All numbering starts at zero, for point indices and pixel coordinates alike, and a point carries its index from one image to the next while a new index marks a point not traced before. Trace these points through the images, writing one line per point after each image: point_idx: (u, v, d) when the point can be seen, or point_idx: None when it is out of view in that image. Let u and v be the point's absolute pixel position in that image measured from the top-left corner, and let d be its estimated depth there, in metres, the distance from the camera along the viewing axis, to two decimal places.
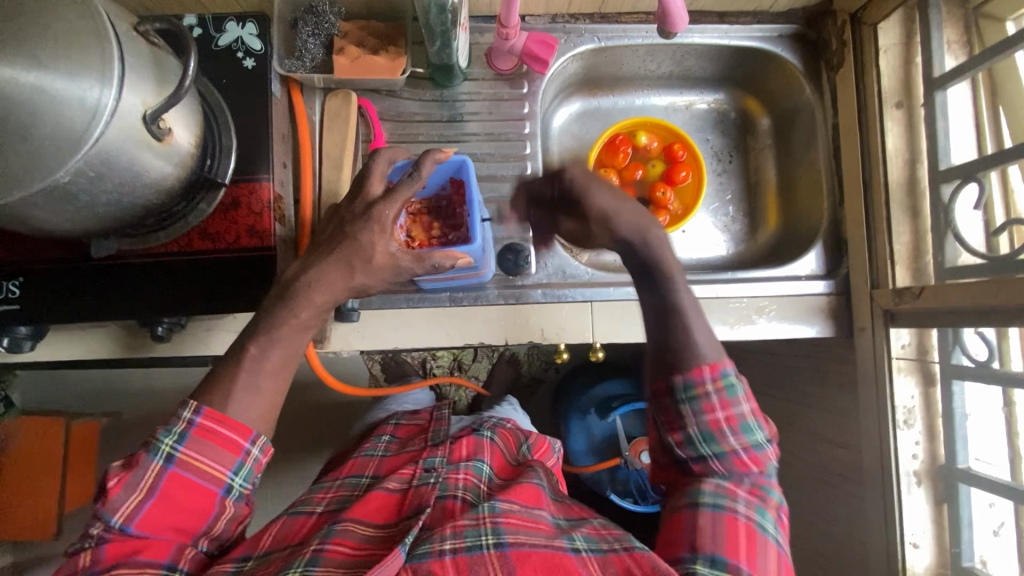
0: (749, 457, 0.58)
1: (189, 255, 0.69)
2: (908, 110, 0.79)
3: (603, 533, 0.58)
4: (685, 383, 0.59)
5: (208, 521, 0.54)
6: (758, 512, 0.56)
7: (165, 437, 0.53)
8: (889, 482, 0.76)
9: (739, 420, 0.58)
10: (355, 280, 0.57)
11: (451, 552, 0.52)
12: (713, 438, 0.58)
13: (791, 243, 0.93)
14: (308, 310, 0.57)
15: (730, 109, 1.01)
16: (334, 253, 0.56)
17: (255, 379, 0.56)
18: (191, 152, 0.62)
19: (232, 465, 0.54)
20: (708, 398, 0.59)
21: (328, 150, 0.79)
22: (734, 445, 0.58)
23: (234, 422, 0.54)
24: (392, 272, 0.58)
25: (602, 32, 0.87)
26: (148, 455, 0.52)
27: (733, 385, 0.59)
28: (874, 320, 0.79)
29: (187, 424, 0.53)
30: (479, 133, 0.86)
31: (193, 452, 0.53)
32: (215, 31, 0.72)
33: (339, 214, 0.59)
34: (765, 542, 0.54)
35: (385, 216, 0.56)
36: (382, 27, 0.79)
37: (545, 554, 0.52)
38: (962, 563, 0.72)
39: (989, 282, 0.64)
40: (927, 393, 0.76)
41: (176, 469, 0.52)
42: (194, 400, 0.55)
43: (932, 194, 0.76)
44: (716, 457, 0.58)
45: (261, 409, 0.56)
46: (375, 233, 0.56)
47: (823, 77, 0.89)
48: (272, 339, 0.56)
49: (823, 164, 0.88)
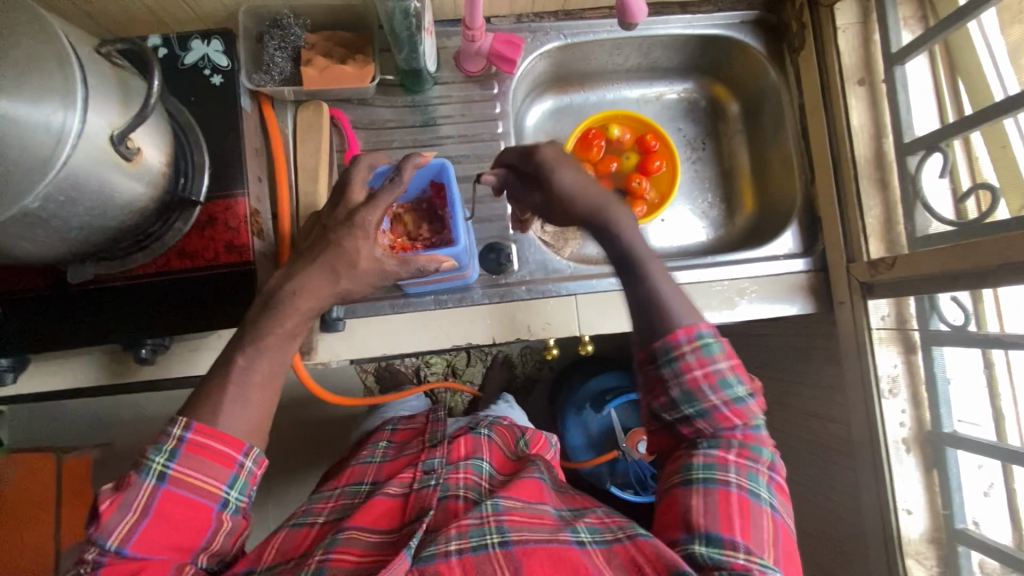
0: (732, 411, 0.57)
1: (168, 275, 0.69)
2: (870, 87, 0.81)
3: (607, 522, 0.58)
4: (664, 347, 0.58)
5: (207, 536, 0.53)
6: (749, 477, 0.55)
7: (156, 455, 0.52)
8: (879, 452, 0.78)
9: (718, 375, 0.57)
10: (339, 286, 0.57)
11: (457, 552, 0.52)
12: (694, 398, 0.57)
13: (767, 224, 0.94)
14: (293, 319, 0.57)
15: (699, 97, 1.02)
16: (316, 261, 0.57)
17: (244, 391, 0.55)
18: (163, 171, 0.62)
19: (227, 479, 0.53)
20: (685, 358, 0.57)
21: (303, 162, 0.79)
22: (715, 400, 0.57)
23: (224, 435, 0.54)
24: (375, 276, 0.58)
25: (567, 29, 0.88)
26: (139, 476, 0.52)
27: (710, 344, 0.58)
28: (853, 293, 0.81)
29: (177, 441, 0.53)
30: (453, 136, 0.86)
31: (185, 469, 0.52)
32: (181, 50, 0.72)
33: (320, 223, 0.59)
34: (758, 509, 0.54)
35: (368, 221, 0.56)
36: (348, 36, 0.79)
37: (550, 548, 0.52)
38: (955, 525, 0.74)
39: (959, 247, 0.65)
40: (910, 361, 0.78)
41: (170, 487, 0.52)
42: (182, 417, 0.54)
43: (900, 166, 0.79)
44: (699, 415, 0.57)
45: (250, 422, 0.55)
46: (359, 239, 0.56)
47: (786, 60, 0.90)
48: (259, 348, 0.56)
49: (792, 145, 0.90)
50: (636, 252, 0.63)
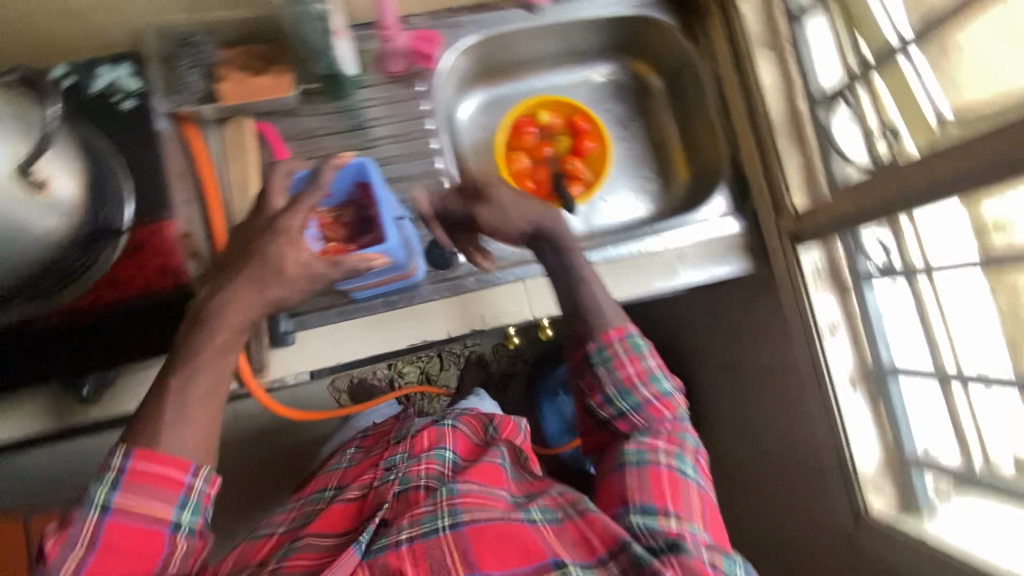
0: (661, 403, 0.64)
1: (102, 308, 0.66)
2: (776, 49, 0.84)
3: (560, 501, 0.60)
4: (599, 347, 0.65)
5: (160, 562, 0.51)
6: (678, 458, 0.59)
7: (98, 487, 0.51)
8: (828, 391, 0.81)
9: (648, 372, 0.64)
10: (265, 295, 0.56)
11: (408, 540, 0.53)
12: (628, 393, 0.63)
13: (700, 189, 0.97)
14: (225, 332, 0.56)
15: (624, 77, 1.05)
16: (242, 272, 0.56)
17: (183, 412, 0.54)
18: (81, 202, 0.63)
19: (177, 501, 0.52)
20: (618, 356, 0.64)
21: (233, 180, 0.78)
22: (646, 394, 0.63)
23: (169, 458, 0.52)
24: (304, 282, 0.57)
25: (484, 21, 0.90)
26: (82, 509, 0.50)
27: (638, 343, 0.66)
28: (784, 245, 0.84)
29: (118, 470, 0.51)
30: (385, 137, 0.87)
31: (129, 497, 0.51)
32: (88, 77, 0.71)
33: (242, 232, 0.59)
34: (687, 486, 0.58)
35: (291, 226, 0.57)
36: (262, 49, 0.79)
37: (500, 525, 0.54)
38: (907, 452, 0.77)
39: (867, 185, 0.69)
40: (846, 302, 0.81)
41: (115, 517, 0.50)
42: (122, 445, 0.53)
43: (812, 119, 0.84)
44: (632, 408, 0.63)
45: (196, 440, 0.54)
46: (284, 246, 0.56)
47: (697, 31, 0.94)
48: (194, 366, 0.55)
49: (713, 111, 0.93)
50: (581, 269, 0.71)
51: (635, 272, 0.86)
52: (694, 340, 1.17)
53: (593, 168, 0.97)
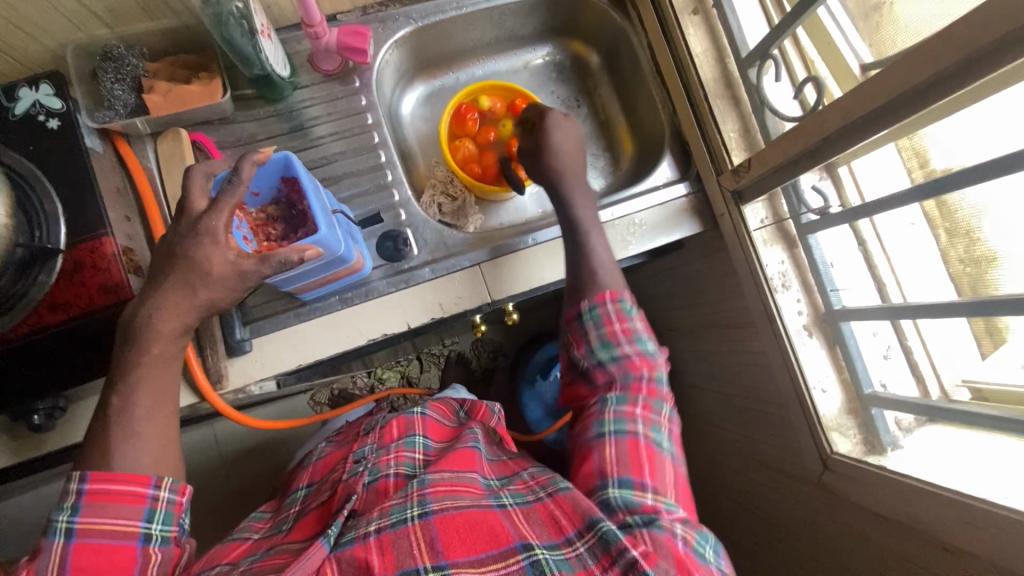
0: (640, 360, 0.69)
1: (41, 331, 0.65)
2: (703, 15, 0.87)
3: (530, 484, 0.62)
4: (591, 304, 0.71)
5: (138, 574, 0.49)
6: (654, 429, 0.64)
7: (58, 515, 0.49)
8: (784, 342, 0.83)
9: (633, 331, 0.71)
10: (197, 298, 0.56)
11: (375, 532, 0.51)
12: (612, 346, 0.69)
13: (646, 160, 0.99)
14: (160, 343, 0.56)
15: (563, 58, 1.06)
16: (165, 282, 0.55)
17: (131, 429, 0.54)
18: (5, 223, 0.60)
19: (143, 515, 0.51)
20: (607, 313, 0.71)
21: (171, 191, 0.77)
22: (627, 349, 0.69)
23: (127, 474, 0.52)
24: (235, 279, 0.56)
25: (415, 13, 0.90)
26: (47, 539, 0.48)
27: (627, 306, 0.72)
28: (728, 204, 0.85)
29: (76, 495, 0.50)
30: (325, 136, 0.86)
31: (93, 518, 0.49)
32: (8, 100, 0.69)
33: (167, 240, 0.58)
34: (660, 457, 0.62)
35: (215, 227, 0.56)
36: (191, 57, 0.78)
37: (469, 511, 0.54)
38: (866, 391, 0.80)
39: (795, 133, 0.71)
40: (794, 254, 0.84)
41: (82, 540, 0.48)
42: (76, 471, 0.51)
43: (744, 80, 0.84)
44: (613, 362, 0.68)
45: (150, 455, 0.54)
46: (208, 247, 0.55)
47: (627, 5, 0.95)
48: (133, 383, 0.55)
49: (651, 81, 0.94)
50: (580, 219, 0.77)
51: None
52: (663, 310, 1.19)
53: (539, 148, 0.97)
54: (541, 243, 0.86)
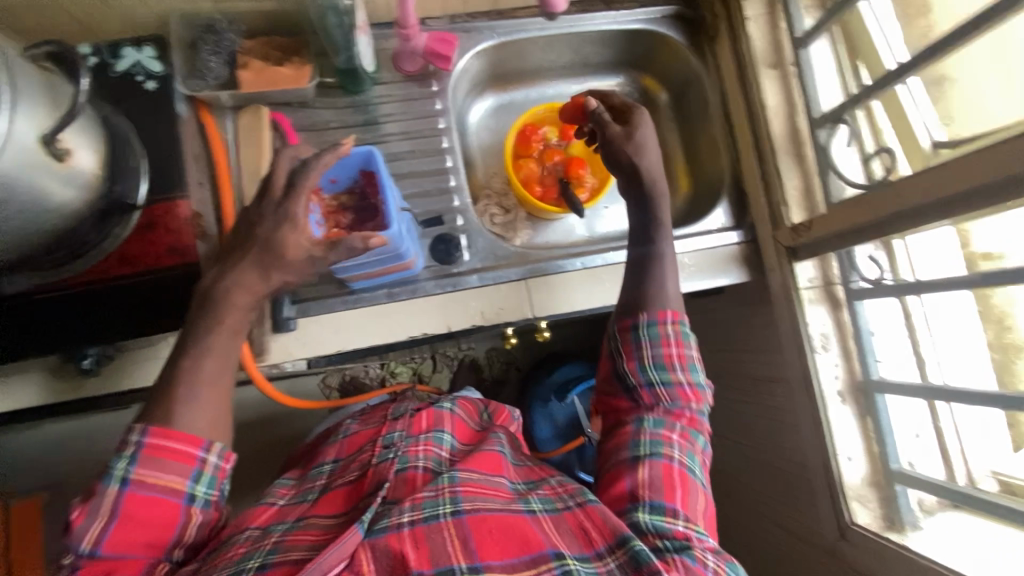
0: (691, 392, 0.66)
1: (106, 281, 0.68)
2: (781, 70, 0.87)
3: (559, 491, 0.61)
4: (650, 320, 0.68)
5: (178, 530, 0.52)
6: (688, 456, 0.62)
7: (116, 461, 0.51)
8: (817, 405, 0.82)
9: (688, 359, 0.67)
10: (271, 279, 0.60)
11: (409, 523, 0.52)
12: (666, 373, 0.66)
13: (702, 202, 1.00)
14: (234, 314, 0.59)
15: (632, 90, 1.08)
16: (246, 257, 0.59)
17: (193, 392, 0.56)
18: (97, 174, 0.62)
19: (190, 474, 0.53)
20: (666, 337, 0.67)
21: (245, 163, 0.79)
22: (681, 377, 0.66)
23: (183, 435, 0.53)
24: (307, 265, 0.60)
25: (500, 28, 0.92)
26: (101, 483, 0.50)
27: (685, 331, 0.69)
28: (781, 258, 0.86)
29: (135, 446, 0.52)
30: (396, 133, 0.89)
31: (147, 470, 0.51)
32: (112, 58, 0.73)
33: (248, 218, 0.61)
34: (694, 484, 0.61)
35: (295, 213, 0.59)
36: (284, 41, 0.81)
37: (501, 516, 0.54)
38: (892, 466, 0.79)
39: (864, 201, 0.71)
40: (838, 317, 0.83)
41: (134, 489, 0.51)
42: (137, 424, 0.54)
43: (813, 140, 0.85)
44: (664, 385, 0.66)
45: (207, 419, 0.55)
46: (288, 230, 0.59)
47: (706, 49, 0.97)
48: (203, 349, 0.57)
49: (718, 127, 0.96)
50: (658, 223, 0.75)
51: None
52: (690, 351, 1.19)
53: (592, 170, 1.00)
54: (587, 268, 0.87)
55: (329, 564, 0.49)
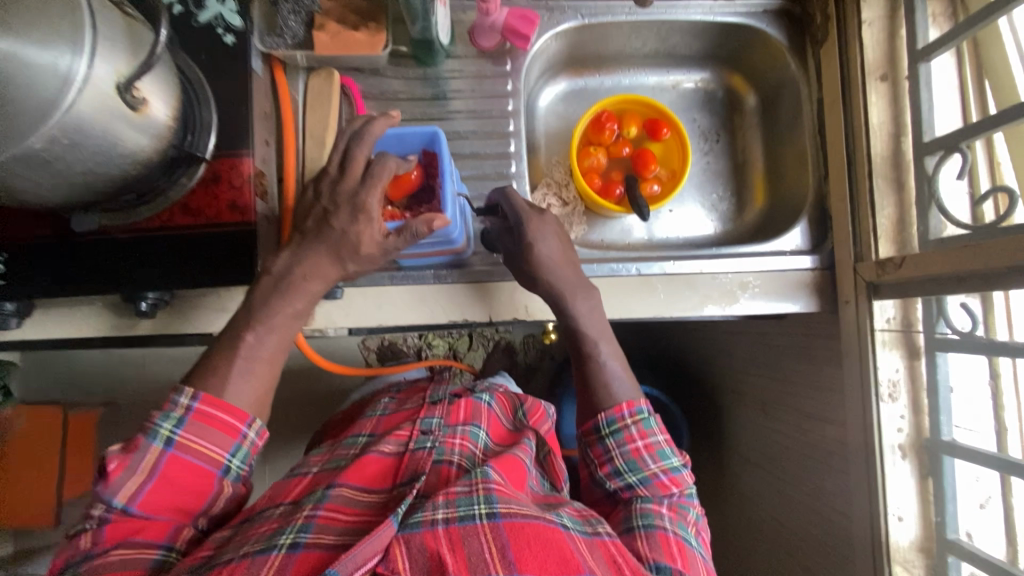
0: (669, 479, 0.67)
1: (171, 230, 0.69)
2: (892, 83, 0.78)
3: (584, 514, 0.59)
4: (608, 419, 0.69)
5: (207, 501, 0.56)
6: (681, 525, 0.63)
7: (164, 421, 0.56)
8: (873, 457, 0.76)
9: (656, 447, 0.68)
10: (345, 268, 0.63)
11: (444, 522, 0.52)
12: (636, 467, 0.67)
13: (778, 219, 0.93)
14: (302, 299, 0.62)
15: (717, 88, 1.01)
16: (321, 240, 0.62)
17: (251, 364, 0.60)
18: (169, 125, 0.63)
19: (230, 448, 0.57)
20: (627, 430, 0.68)
21: (311, 128, 0.78)
22: (654, 469, 0.67)
23: (231, 407, 0.57)
24: (378, 255, 0.63)
25: (585, 9, 0.87)
26: (146, 439, 0.55)
27: (648, 418, 0.70)
28: (858, 293, 0.79)
29: (185, 410, 0.56)
30: (463, 111, 0.86)
31: (191, 435, 0.56)
32: (194, 7, 0.72)
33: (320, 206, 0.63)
34: (693, 551, 0.60)
35: (369, 203, 0.61)
36: (363, 4, 0.79)
37: (537, 527, 0.52)
38: (947, 536, 0.72)
39: (970, 247, 0.64)
40: (912, 366, 0.76)
41: (176, 452, 0.55)
42: (189, 387, 0.58)
43: (917, 167, 0.76)
44: (641, 482, 0.66)
45: (255, 394, 0.59)
46: (363, 223, 0.61)
47: (808, 52, 0.88)
48: (261, 322, 0.60)
49: (807, 140, 0.88)
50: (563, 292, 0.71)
51: (689, 290, 0.83)
52: (735, 372, 1.13)
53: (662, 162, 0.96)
54: (642, 275, 0.83)
55: (364, 557, 0.49)
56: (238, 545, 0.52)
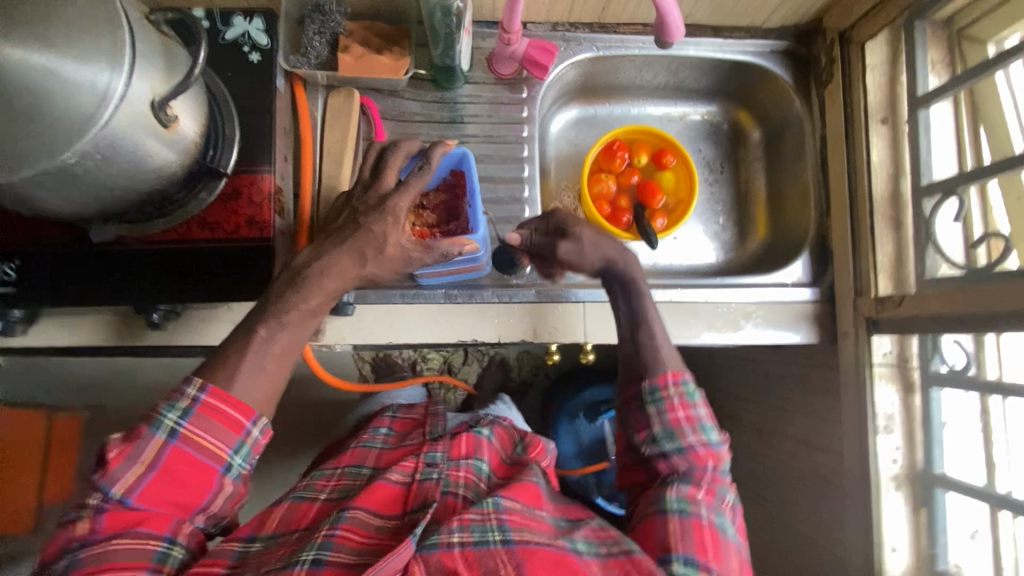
0: (706, 452, 0.64)
1: (187, 241, 0.70)
2: (892, 127, 0.81)
3: (602, 536, 0.59)
4: (651, 387, 0.66)
5: (207, 499, 0.55)
6: (717, 514, 0.61)
7: (169, 412, 0.54)
8: (869, 487, 0.78)
9: (697, 419, 0.66)
10: (364, 270, 0.61)
11: (460, 544, 0.53)
12: (674, 434, 0.64)
13: (777, 252, 0.96)
14: (317, 297, 0.59)
15: (722, 121, 1.04)
16: (345, 243, 0.60)
17: (262, 360, 0.57)
18: (195, 141, 0.64)
19: (234, 444, 0.55)
20: (669, 399, 0.66)
21: (329, 145, 0.79)
22: (692, 439, 0.64)
23: (237, 402, 0.55)
24: (399, 262, 0.62)
25: (600, 41, 0.90)
26: (150, 429, 0.53)
27: (691, 391, 0.67)
28: (857, 327, 0.81)
29: (190, 401, 0.55)
30: (478, 135, 0.88)
31: (195, 429, 0.54)
32: (222, 25, 0.74)
33: (350, 205, 0.64)
34: (726, 544, 0.60)
35: (398, 209, 0.61)
36: (387, 29, 0.81)
37: (549, 552, 0.53)
38: (938, 566, 0.74)
39: (966, 290, 0.66)
40: (907, 401, 0.78)
41: (179, 444, 0.53)
42: (198, 377, 0.56)
43: (915, 207, 0.79)
44: (676, 451, 0.64)
45: (262, 394, 0.57)
46: (389, 225, 0.60)
47: (812, 92, 0.92)
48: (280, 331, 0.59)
49: (810, 175, 0.91)
50: (635, 274, 0.73)
51: (693, 318, 0.84)
52: (731, 396, 1.16)
53: (672, 192, 0.97)
54: None
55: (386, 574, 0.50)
56: (257, 566, 0.54)
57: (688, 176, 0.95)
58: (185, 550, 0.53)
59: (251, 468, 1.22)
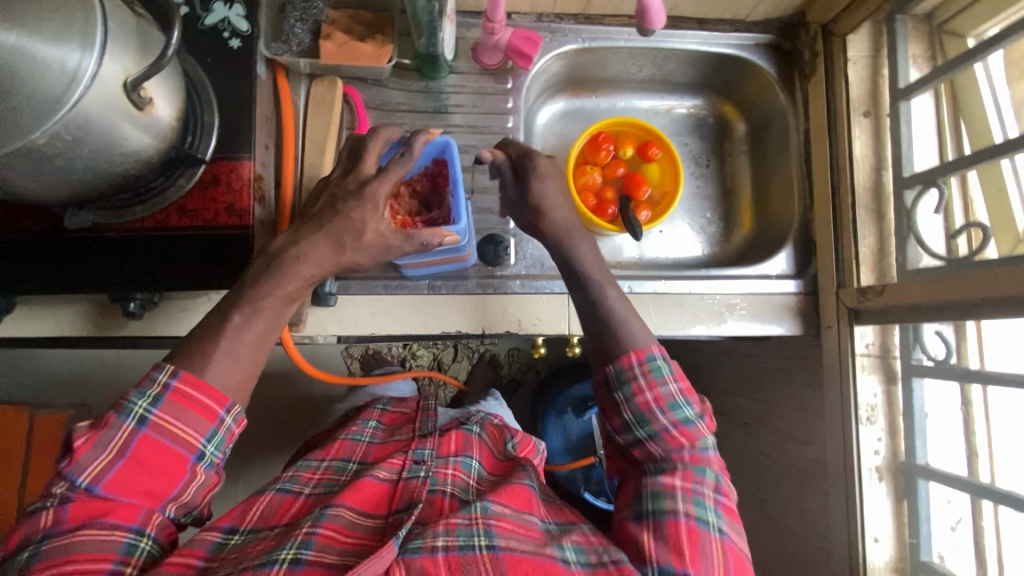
0: (679, 432, 0.62)
1: (164, 229, 0.69)
2: (875, 119, 0.82)
3: (592, 541, 0.58)
4: (616, 371, 0.64)
5: (178, 488, 0.53)
6: (696, 504, 0.59)
7: (139, 399, 0.53)
8: (852, 478, 0.78)
9: (667, 398, 0.63)
10: (342, 256, 0.60)
11: (444, 549, 0.53)
12: (645, 420, 0.63)
13: (762, 245, 0.97)
14: (294, 282, 0.59)
15: (708, 114, 1.04)
16: (323, 228, 0.59)
17: (236, 348, 0.57)
18: (172, 126, 0.63)
19: (206, 432, 0.54)
20: (635, 382, 0.63)
21: (311, 134, 0.79)
22: (663, 422, 0.62)
23: (211, 390, 0.55)
24: (378, 250, 0.61)
25: (585, 33, 0.90)
26: (118, 416, 0.52)
27: (660, 366, 0.64)
28: (840, 318, 0.81)
29: (161, 387, 0.54)
30: (463, 125, 0.87)
31: (165, 416, 0.53)
32: (201, 10, 0.73)
33: (329, 191, 0.63)
34: (705, 535, 0.57)
35: (377, 195, 0.60)
36: (370, 16, 0.81)
37: (536, 561, 0.53)
38: (921, 557, 0.74)
39: (945, 278, 0.67)
40: (889, 391, 0.78)
41: (149, 431, 0.52)
42: (169, 364, 0.55)
43: (896, 199, 0.79)
44: (650, 437, 0.62)
45: (235, 379, 0.56)
46: (367, 212, 0.60)
47: (796, 85, 0.92)
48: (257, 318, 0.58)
49: (794, 168, 0.91)
50: (589, 268, 0.70)
51: (677, 310, 0.84)
52: (718, 391, 1.16)
53: (657, 183, 0.97)
54: (633, 293, 0.84)
55: None
56: (235, 562, 0.53)
57: (673, 169, 0.95)
58: (154, 542, 0.52)
59: (236, 464, 1.21)
